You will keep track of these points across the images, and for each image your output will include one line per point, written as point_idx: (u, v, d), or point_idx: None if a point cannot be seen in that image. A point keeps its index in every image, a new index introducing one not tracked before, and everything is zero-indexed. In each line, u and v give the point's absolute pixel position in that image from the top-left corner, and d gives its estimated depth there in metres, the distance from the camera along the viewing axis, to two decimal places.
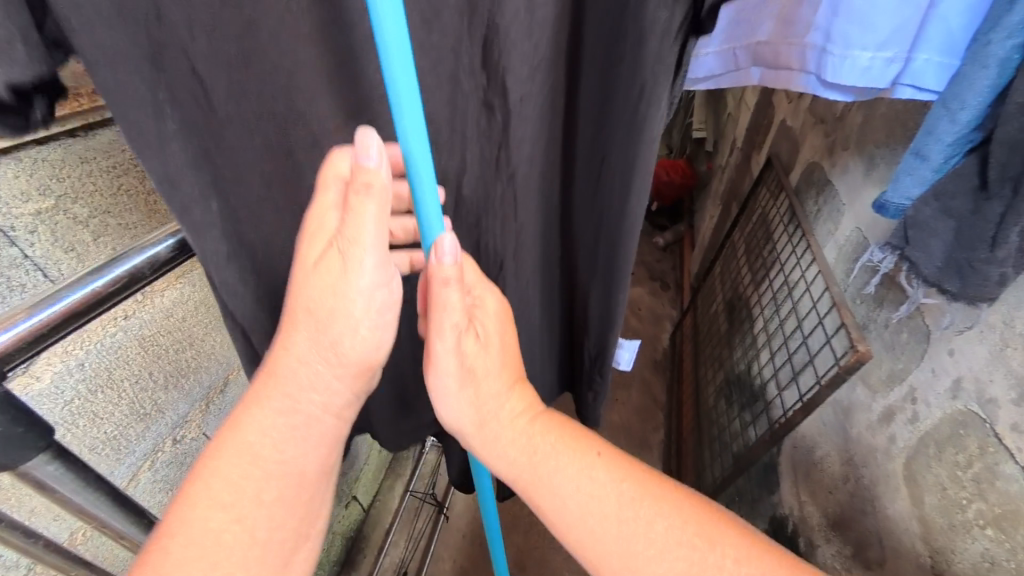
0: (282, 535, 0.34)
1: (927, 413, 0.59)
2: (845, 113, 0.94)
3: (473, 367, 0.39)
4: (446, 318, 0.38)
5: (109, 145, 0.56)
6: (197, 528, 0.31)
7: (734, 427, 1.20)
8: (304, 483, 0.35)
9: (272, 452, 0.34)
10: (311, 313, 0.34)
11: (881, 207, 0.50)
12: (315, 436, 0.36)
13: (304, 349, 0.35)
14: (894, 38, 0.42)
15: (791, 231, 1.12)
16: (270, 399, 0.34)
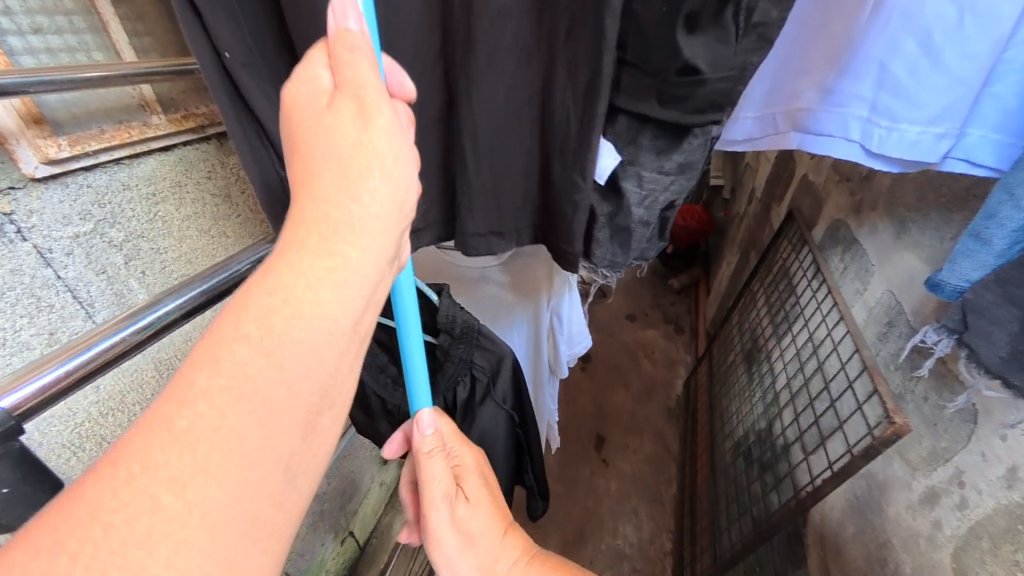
0: (308, 411, 0.26)
1: (978, 501, 0.54)
2: (871, 174, 0.93)
3: (468, 531, 0.50)
4: (438, 493, 0.49)
5: (151, 172, 0.57)
6: (222, 374, 0.23)
7: (754, 489, 1.13)
8: (343, 342, 0.27)
9: (304, 306, 0.25)
10: (339, 151, 0.27)
11: (936, 287, 0.48)
12: (353, 290, 0.27)
13: (334, 190, 0.27)
14: (945, 116, 0.43)
15: (816, 286, 1.10)
16: (308, 240, 0.26)
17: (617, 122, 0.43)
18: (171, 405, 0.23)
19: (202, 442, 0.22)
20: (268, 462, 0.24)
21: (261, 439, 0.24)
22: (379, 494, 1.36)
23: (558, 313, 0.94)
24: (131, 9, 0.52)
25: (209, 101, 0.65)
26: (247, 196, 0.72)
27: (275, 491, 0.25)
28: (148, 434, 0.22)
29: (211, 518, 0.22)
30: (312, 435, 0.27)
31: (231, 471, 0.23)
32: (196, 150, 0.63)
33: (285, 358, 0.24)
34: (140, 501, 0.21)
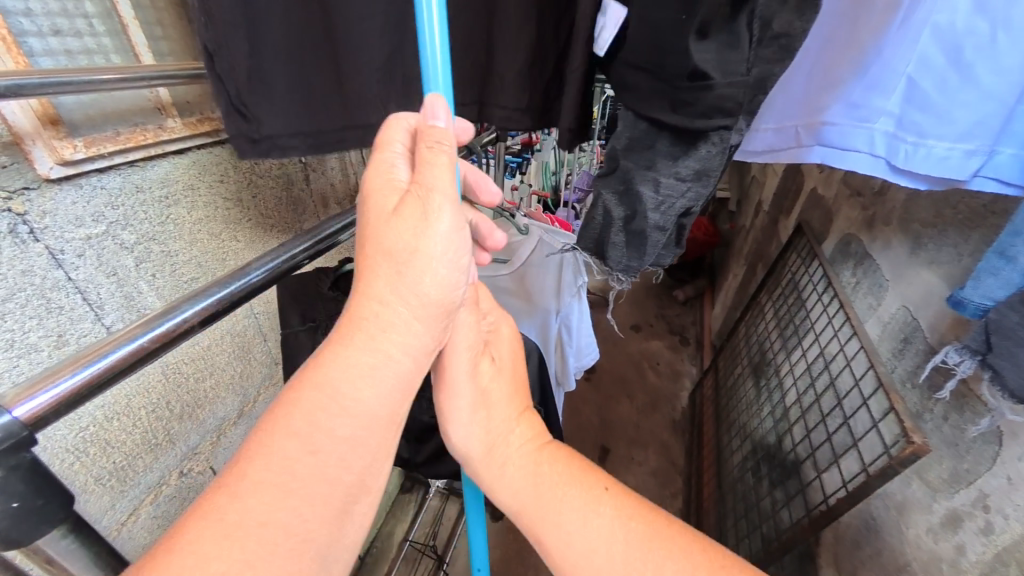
0: (340, 497, 0.28)
1: (1004, 526, 0.52)
2: (884, 189, 0.93)
3: (483, 390, 0.43)
4: (464, 341, 0.40)
5: (166, 175, 0.57)
6: (272, 468, 0.26)
7: (764, 506, 1.11)
8: (375, 433, 0.30)
9: (348, 400, 0.28)
10: (393, 253, 0.31)
11: (957, 304, 0.45)
12: (388, 382, 0.30)
13: (387, 288, 0.31)
14: (974, 131, 0.42)
15: (826, 300, 1.09)
16: (352, 342, 0.30)
17: (637, 127, 0.44)
18: (225, 496, 0.25)
19: (250, 533, 0.25)
20: (305, 548, 0.26)
21: (302, 528, 0.26)
22: (380, 502, 1.33)
23: (568, 324, 0.91)
24: (151, 13, 0.53)
25: (226, 107, 0.65)
26: (257, 201, 0.73)
27: (310, 569, 0.27)
28: (203, 523, 0.24)
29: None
30: (349, 520, 0.29)
31: (274, 557, 0.25)
32: (211, 155, 0.63)
33: (326, 452, 0.28)
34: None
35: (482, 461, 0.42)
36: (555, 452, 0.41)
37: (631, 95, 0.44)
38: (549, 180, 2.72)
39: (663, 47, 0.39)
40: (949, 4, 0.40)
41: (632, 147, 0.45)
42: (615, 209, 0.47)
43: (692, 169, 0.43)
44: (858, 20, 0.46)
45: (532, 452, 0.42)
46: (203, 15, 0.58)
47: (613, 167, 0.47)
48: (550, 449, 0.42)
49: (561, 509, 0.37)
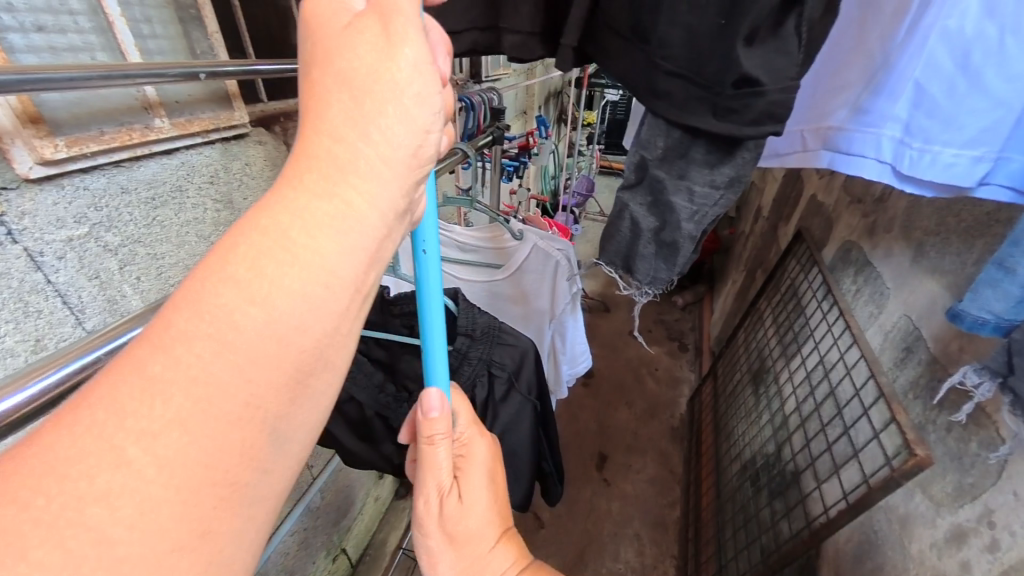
0: (297, 368, 0.20)
1: (1011, 544, 0.51)
2: (885, 196, 0.92)
3: (456, 532, 0.43)
4: (435, 479, 0.42)
5: (154, 175, 0.56)
6: (204, 318, 0.19)
7: (763, 516, 1.09)
8: (346, 294, 0.22)
9: (300, 246, 0.21)
10: (348, 77, 0.24)
11: (954, 318, 0.43)
12: (358, 234, 0.22)
13: (340, 114, 0.23)
14: (982, 138, 0.41)
15: (826, 307, 1.07)
16: (307, 178, 0.22)
17: (671, 135, 0.44)
18: (146, 347, 0.18)
19: (174, 389, 0.18)
20: (251, 418, 0.19)
21: (235, 398, 0.19)
22: (374, 509, 1.31)
23: (562, 330, 0.92)
24: (138, 11, 0.52)
25: (222, 109, 0.65)
26: (248, 202, 0.71)
27: (257, 450, 0.19)
28: (115, 379, 0.18)
29: (185, 478, 0.17)
30: (300, 406, 0.21)
31: (207, 421, 0.18)
32: (200, 156, 0.62)
33: (275, 303, 0.20)
34: (96, 450, 0.16)
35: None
36: None
37: (663, 103, 0.42)
38: (546, 184, 2.71)
39: (692, 49, 0.38)
40: (958, 9, 0.39)
41: (666, 157, 0.45)
42: (647, 219, 0.50)
43: (727, 176, 0.43)
44: (867, 28, 0.47)
45: None
46: (191, 14, 0.58)
47: (643, 177, 0.48)
48: None
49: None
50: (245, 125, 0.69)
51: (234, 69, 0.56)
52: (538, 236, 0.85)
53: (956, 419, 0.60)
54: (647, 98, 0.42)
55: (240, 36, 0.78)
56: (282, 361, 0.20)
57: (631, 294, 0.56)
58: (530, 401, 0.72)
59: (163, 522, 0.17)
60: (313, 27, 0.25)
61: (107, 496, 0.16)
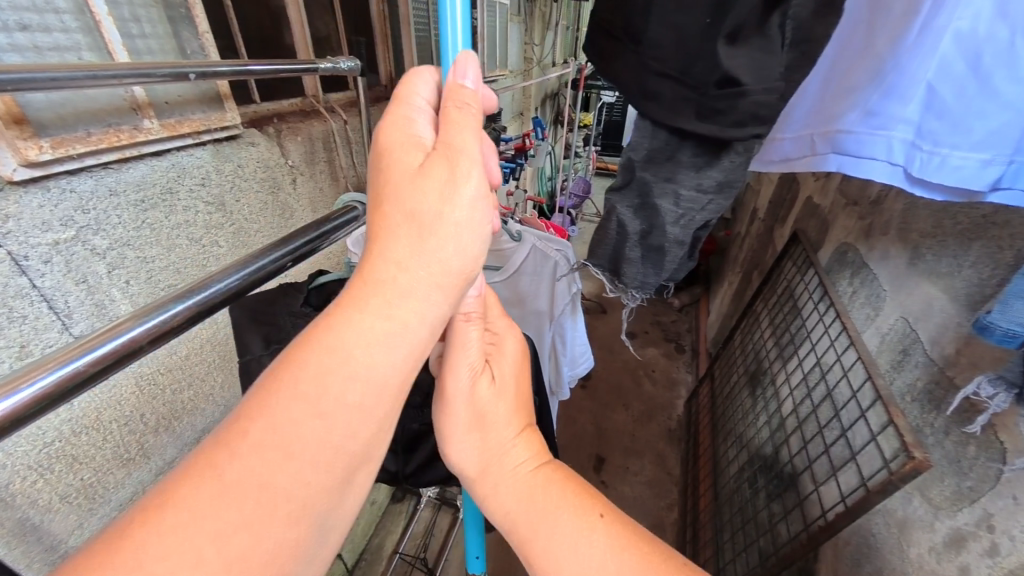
0: (347, 468, 0.25)
1: (1010, 548, 0.50)
2: (881, 199, 0.92)
3: (482, 411, 0.39)
4: (466, 360, 0.38)
5: (143, 177, 0.54)
6: (276, 430, 0.23)
7: (762, 519, 1.08)
8: (388, 404, 0.26)
9: (361, 370, 0.25)
10: (417, 214, 0.27)
11: (981, 331, 0.41)
12: (408, 348, 0.26)
13: (404, 247, 0.26)
14: (991, 141, 0.41)
15: (822, 309, 1.08)
16: (370, 301, 0.26)
17: (657, 137, 0.43)
18: (224, 453, 0.22)
19: (247, 498, 0.21)
20: (304, 518, 0.23)
21: (299, 503, 0.23)
22: (370, 514, 1.30)
23: (560, 331, 0.90)
24: (126, 10, 0.51)
25: (214, 110, 0.65)
26: (240, 204, 0.70)
27: (303, 547, 0.23)
28: (195, 483, 0.21)
29: (246, 574, 0.21)
30: (344, 498, 0.25)
31: (273, 525, 0.22)
32: (191, 158, 0.61)
33: (336, 418, 0.24)
34: (183, 551, 0.19)
35: (479, 480, 0.40)
36: (556, 475, 0.39)
37: (653, 106, 0.41)
38: (542, 186, 2.72)
39: (687, 52, 0.38)
40: (970, 9, 0.39)
41: (652, 159, 0.44)
42: (633, 222, 0.48)
43: (714, 181, 0.44)
44: (877, 29, 0.47)
45: (534, 473, 0.39)
46: (182, 14, 0.57)
47: (629, 179, 0.47)
48: (551, 471, 0.39)
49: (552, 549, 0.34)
50: (237, 126, 0.68)
51: (229, 68, 0.55)
52: (536, 237, 0.86)
53: (971, 429, 0.57)
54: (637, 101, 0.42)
55: (233, 37, 0.77)
56: (333, 471, 0.24)
57: (619, 298, 0.54)
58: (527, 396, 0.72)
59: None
60: (390, 157, 0.29)
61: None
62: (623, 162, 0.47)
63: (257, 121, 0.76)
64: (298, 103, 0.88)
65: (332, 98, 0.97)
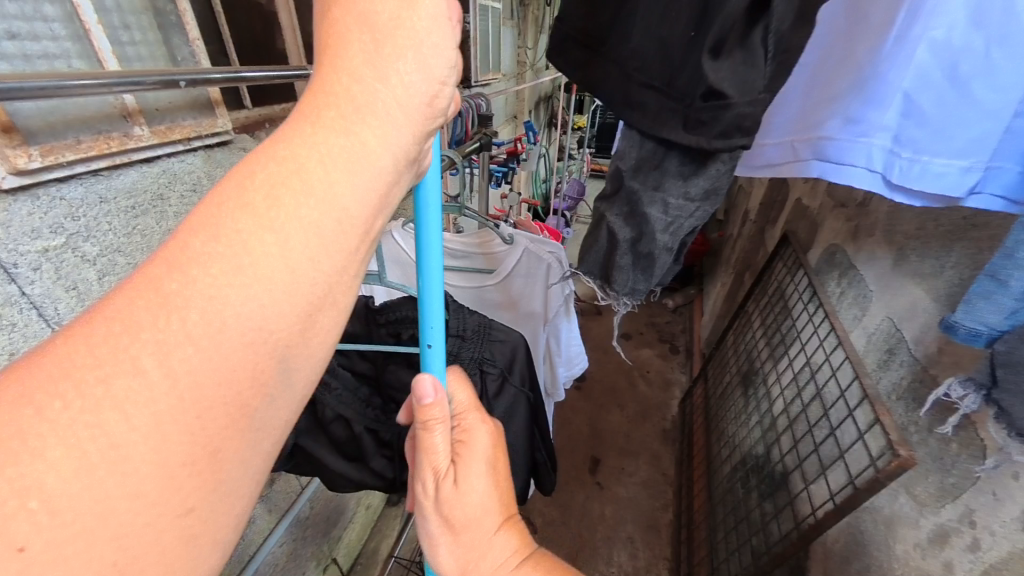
0: (312, 303, 0.21)
1: (992, 544, 0.52)
2: (867, 201, 0.94)
3: (454, 515, 0.40)
4: (432, 463, 0.40)
5: (133, 184, 0.55)
6: (220, 240, 0.20)
7: (754, 517, 1.09)
8: (354, 237, 0.23)
9: (316, 183, 0.21)
10: (371, 19, 0.24)
11: (948, 329, 0.43)
12: (371, 172, 0.23)
13: (358, 52, 0.23)
14: (971, 149, 0.43)
15: (812, 309, 1.09)
16: (322, 113, 0.23)
17: (644, 146, 0.44)
18: (162, 267, 0.19)
19: (189, 308, 0.19)
20: (264, 344, 0.20)
21: (250, 334, 0.19)
22: (364, 517, 1.29)
23: (555, 333, 0.90)
24: (115, 18, 0.51)
25: (204, 116, 0.65)
26: None
27: (264, 388, 0.20)
28: (133, 296, 0.19)
29: (196, 393, 0.18)
30: (310, 338, 0.22)
31: (221, 342, 0.19)
32: (182, 163, 0.61)
33: (288, 233, 0.20)
34: (120, 359, 0.17)
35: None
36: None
37: (638, 114, 0.43)
38: (536, 188, 2.73)
39: (671, 64, 0.38)
40: (946, 21, 0.40)
41: (639, 168, 0.45)
42: (622, 230, 0.49)
43: (701, 189, 0.44)
44: (858, 38, 0.48)
45: None
46: (172, 21, 0.58)
47: (618, 188, 0.48)
48: (527, 573, 0.42)
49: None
50: (228, 132, 0.68)
51: (221, 76, 0.56)
52: (529, 240, 0.85)
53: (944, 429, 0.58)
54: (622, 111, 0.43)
55: (224, 43, 0.77)
56: (291, 299, 0.21)
57: (610, 306, 0.54)
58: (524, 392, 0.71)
59: (174, 436, 0.18)
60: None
61: (124, 401, 0.17)
62: (611, 170, 0.49)
63: (249, 127, 0.76)
64: (291, 108, 0.88)
65: None
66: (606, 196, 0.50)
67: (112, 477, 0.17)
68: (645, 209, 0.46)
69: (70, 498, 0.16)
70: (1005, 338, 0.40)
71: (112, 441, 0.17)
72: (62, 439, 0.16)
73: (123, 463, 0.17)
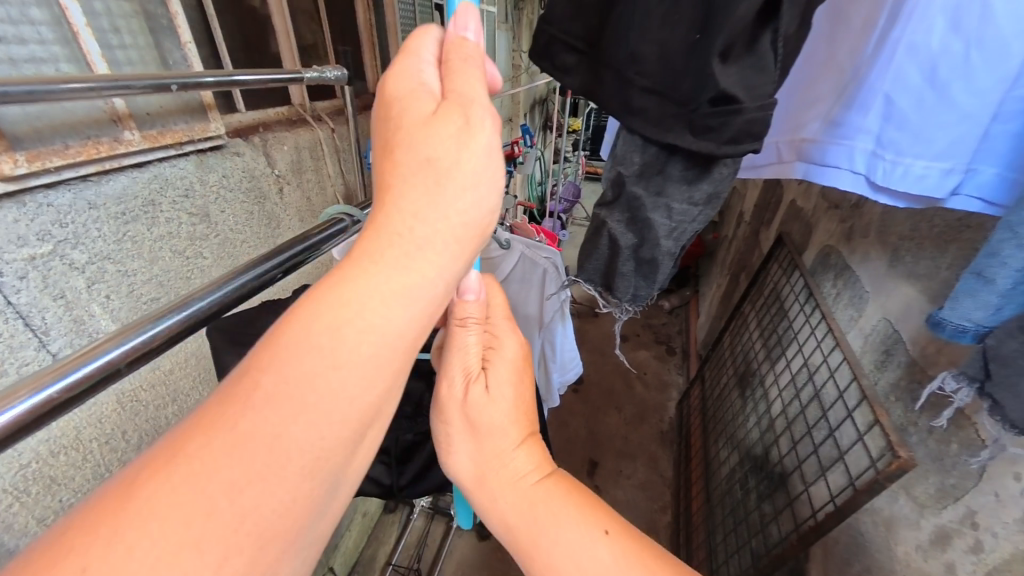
0: (360, 425, 0.25)
1: (994, 545, 0.52)
2: (861, 202, 0.94)
3: (477, 417, 0.42)
4: (463, 363, 0.42)
5: (124, 189, 0.53)
6: (291, 382, 0.22)
7: (753, 520, 1.09)
8: (400, 358, 0.26)
9: (372, 318, 0.24)
10: (431, 162, 0.27)
11: (935, 327, 0.39)
12: (420, 304, 0.26)
13: (416, 196, 0.26)
14: (951, 151, 0.42)
15: (808, 311, 1.09)
16: (384, 253, 0.25)
17: (648, 151, 0.44)
18: (234, 407, 0.22)
19: (262, 445, 0.21)
20: (320, 472, 0.23)
21: (316, 458, 0.23)
22: (361, 525, 1.28)
23: (550, 338, 0.90)
24: (105, 22, 0.51)
25: (196, 120, 0.64)
26: (224, 215, 0.69)
27: (317, 500, 0.23)
28: (209, 435, 0.21)
29: (261, 524, 0.21)
30: (360, 448, 0.25)
31: (285, 478, 0.22)
32: (174, 168, 0.60)
33: (350, 371, 0.24)
34: (198, 499, 0.20)
35: (476, 486, 0.43)
36: (552, 486, 0.41)
37: (638, 120, 0.42)
38: (531, 190, 2.72)
39: (670, 68, 0.38)
40: (925, 24, 0.40)
41: (643, 173, 0.45)
42: (625, 236, 0.49)
43: (704, 193, 0.44)
44: (843, 42, 0.49)
45: (531, 486, 0.41)
46: (163, 24, 0.57)
47: (619, 194, 0.48)
48: (547, 481, 0.41)
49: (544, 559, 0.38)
50: (220, 135, 0.67)
51: (214, 79, 0.55)
52: (524, 245, 0.85)
53: (933, 422, 0.60)
54: (622, 116, 0.43)
55: (216, 46, 0.76)
56: (348, 431, 0.24)
57: (612, 311, 0.55)
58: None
59: (239, 569, 0.20)
60: (399, 101, 0.29)
61: (202, 541, 0.19)
62: (610, 176, 0.48)
63: (243, 131, 0.75)
64: (285, 112, 0.87)
65: (319, 105, 0.96)
66: (606, 203, 0.49)
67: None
68: (648, 218, 0.46)
69: None
70: (992, 332, 0.37)
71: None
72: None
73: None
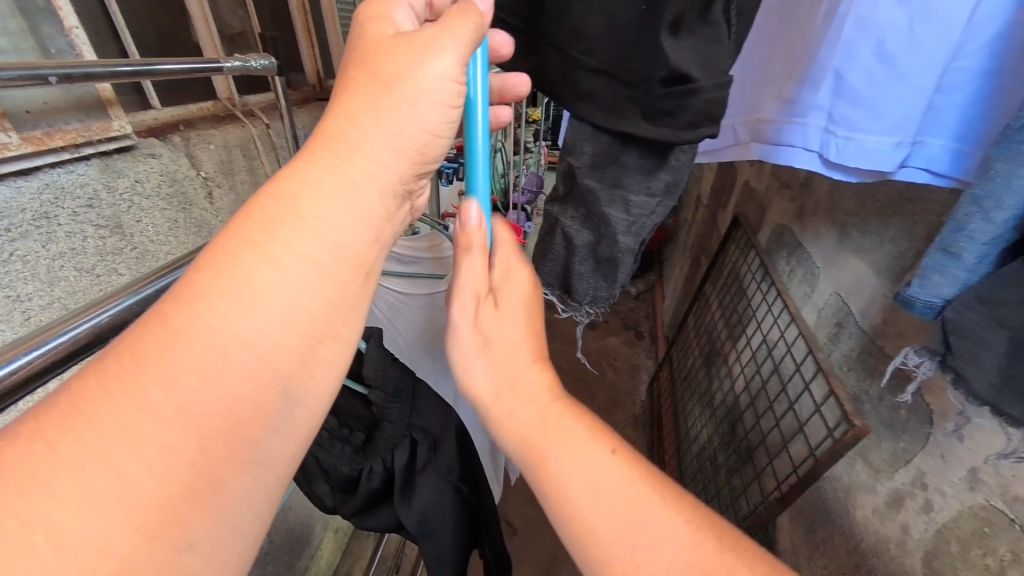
0: (308, 334, 0.26)
1: (942, 504, 0.54)
2: (810, 181, 0.97)
3: (501, 290, 0.43)
4: (471, 248, 0.41)
5: (6, 200, 0.46)
6: (224, 274, 0.24)
7: (724, 496, 1.11)
8: (350, 265, 0.28)
9: (311, 206, 0.27)
10: (380, 73, 0.30)
11: (903, 305, 0.37)
12: (359, 206, 0.28)
13: (358, 101, 0.29)
14: (904, 123, 0.40)
15: (765, 288, 1.13)
16: (319, 154, 0.28)
17: (598, 140, 0.39)
18: (171, 305, 0.23)
19: (195, 338, 0.23)
20: (264, 377, 0.24)
21: (259, 357, 0.24)
22: (334, 541, 1.21)
23: None
24: None
25: (94, 118, 0.56)
26: (142, 224, 0.61)
27: (267, 414, 0.25)
28: (150, 333, 0.23)
29: (199, 423, 0.22)
30: (311, 370, 0.27)
31: (227, 377, 0.23)
32: (71, 175, 0.52)
33: (285, 270, 0.25)
34: (130, 395, 0.21)
35: (491, 404, 0.41)
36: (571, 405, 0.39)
37: (589, 105, 0.38)
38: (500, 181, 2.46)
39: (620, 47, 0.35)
40: None
41: (596, 165, 0.40)
42: (581, 235, 0.43)
43: (664, 183, 0.40)
44: (790, 15, 0.49)
45: (544, 410, 0.39)
46: (40, 6, 0.49)
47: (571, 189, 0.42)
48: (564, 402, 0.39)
49: (552, 476, 0.35)
50: (128, 135, 0.60)
51: (132, 69, 0.49)
52: None
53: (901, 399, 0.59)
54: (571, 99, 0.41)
55: (120, 37, 0.67)
56: (290, 344, 0.25)
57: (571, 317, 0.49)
58: (450, 484, 0.64)
59: (178, 466, 0.21)
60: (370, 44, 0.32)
61: (130, 433, 0.20)
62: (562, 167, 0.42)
63: (158, 130, 0.66)
64: (210, 108, 0.80)
65: (251, 100, 0.88)
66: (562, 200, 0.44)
67: (117, 507, 0.20)
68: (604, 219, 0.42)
69: (77, 531, 0.19)
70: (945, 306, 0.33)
71: (119, 474, 0.20)
72: (73, 478, 0.19)
73: (128, 493, 0.20)
